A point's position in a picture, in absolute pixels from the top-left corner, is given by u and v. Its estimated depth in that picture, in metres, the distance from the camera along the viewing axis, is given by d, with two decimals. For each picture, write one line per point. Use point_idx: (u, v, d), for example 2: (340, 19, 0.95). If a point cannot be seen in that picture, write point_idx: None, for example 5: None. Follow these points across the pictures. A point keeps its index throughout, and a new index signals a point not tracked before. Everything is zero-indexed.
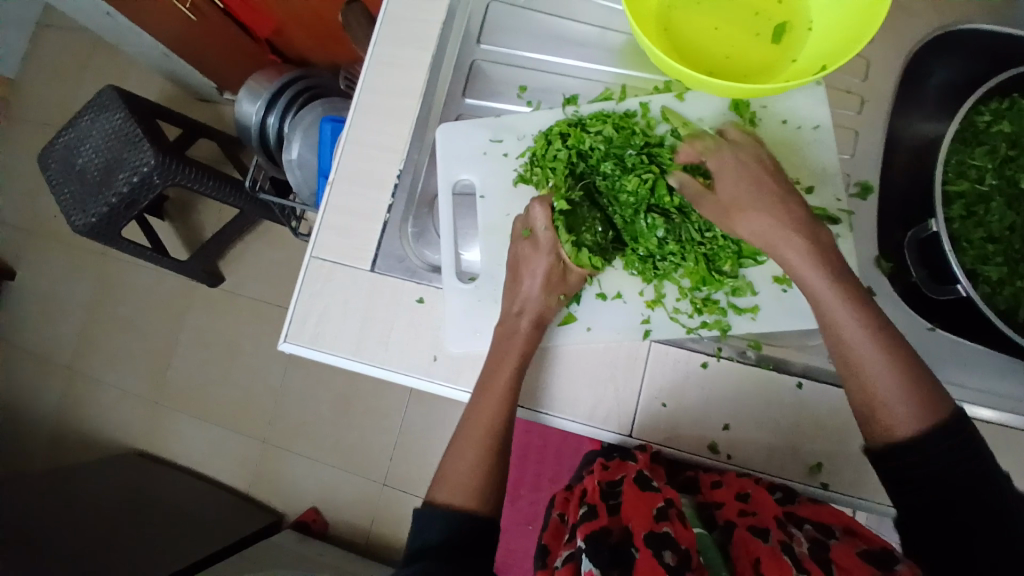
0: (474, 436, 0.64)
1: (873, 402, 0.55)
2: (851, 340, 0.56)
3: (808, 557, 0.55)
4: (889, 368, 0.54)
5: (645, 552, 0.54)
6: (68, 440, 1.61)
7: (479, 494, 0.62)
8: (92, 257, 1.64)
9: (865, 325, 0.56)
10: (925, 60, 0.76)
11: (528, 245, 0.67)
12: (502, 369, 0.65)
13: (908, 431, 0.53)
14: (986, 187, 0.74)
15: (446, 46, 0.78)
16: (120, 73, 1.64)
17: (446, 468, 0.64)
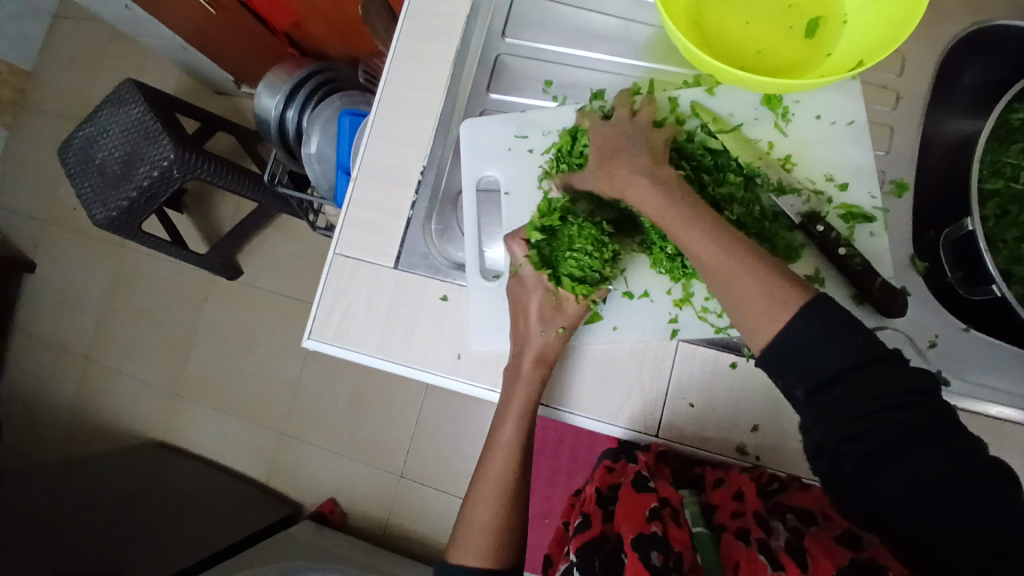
0: (489, 489, 0.65)
1: (741, 307, 0.54)
2: (697, 252, 0.56)
3: (784, 549, 0.52)
4: (735, 266, 0.54)
5: (632, 555, 0.55)
6: (88, 429, 1.63)
7: (496, 550, 0.63)
8: (110, 249, 1.65)
9: (701, 232, 0.56)
10: (962, 56, 0.74)
11: (514, 283, 0.68)
12: (503, 426, 0.66)
13: (776, 326, 0.52)
14: (1021, 185, 0.73)
15: (472, 40, 0.78)
16: (138, 65, 1.64)
17: (463, 525, 0.65)
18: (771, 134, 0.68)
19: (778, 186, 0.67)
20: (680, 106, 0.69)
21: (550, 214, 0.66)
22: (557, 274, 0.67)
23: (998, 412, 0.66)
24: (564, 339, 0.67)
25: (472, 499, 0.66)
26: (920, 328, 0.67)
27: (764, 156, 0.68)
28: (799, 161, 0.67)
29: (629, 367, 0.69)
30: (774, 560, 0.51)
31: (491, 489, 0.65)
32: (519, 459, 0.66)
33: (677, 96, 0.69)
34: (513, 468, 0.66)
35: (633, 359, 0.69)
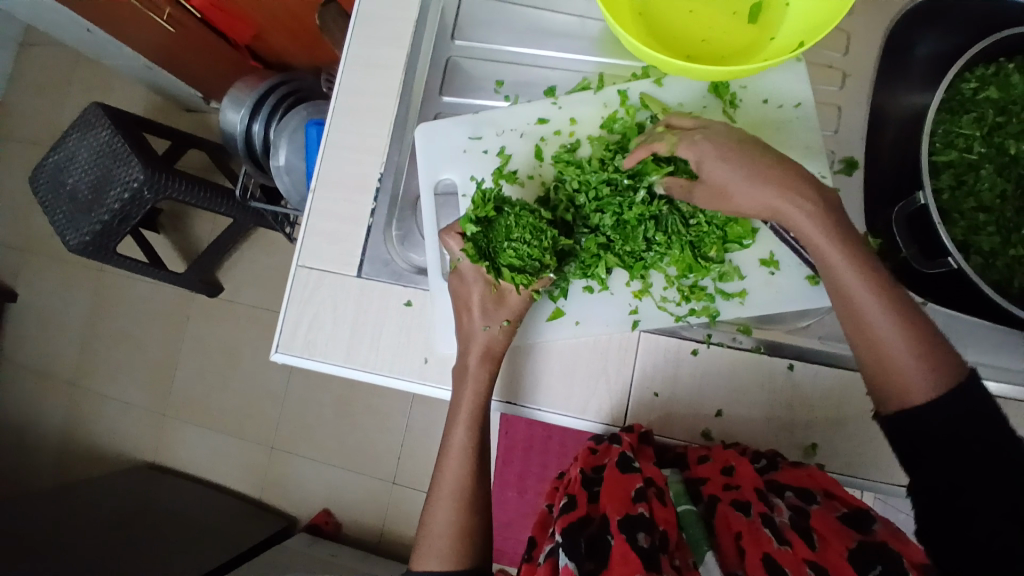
0: (447, 490, 0.65)
1: (887, 368, 0.53)
2: (862, 307, 0.54)
3: (789, 527, 0.54)
4: (900, 330, 0.53)
5: (618, 537, 0.52)
6: (78, 455, 1.63)
7: (461, 553, 0.63)
8: (89, 273, 1.64)
9: (876, 291, 0.54)
10: (908, 30, 0.75)
11: (454, 280, 0.69)
12: (456, 427, 0.67)
13: (923, 391, 0.51)
14: (975, 156, 0.71)
15: (421, 43, 0.77)
16: (104, 87, 1.64)
17: (425, 528, 0.64)
18: (720, 121, 0.69)
19: None
20: (629, 99, 0.70)
21: (484, 205, 0.67)
22: (497, 266, 0.66)
23: None
24: (508, 332, 0.68)
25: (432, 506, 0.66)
26: None
27: None
28: None
29: (562, 367, 0.70)
30: (779, 536, 0.53)
31: (449, 490, 0.65)
32: (474, 461, 0.66)
33: (626, 88, 0.70)
34: (469, 470, 0.66)
35: (570, 356, 0.70)
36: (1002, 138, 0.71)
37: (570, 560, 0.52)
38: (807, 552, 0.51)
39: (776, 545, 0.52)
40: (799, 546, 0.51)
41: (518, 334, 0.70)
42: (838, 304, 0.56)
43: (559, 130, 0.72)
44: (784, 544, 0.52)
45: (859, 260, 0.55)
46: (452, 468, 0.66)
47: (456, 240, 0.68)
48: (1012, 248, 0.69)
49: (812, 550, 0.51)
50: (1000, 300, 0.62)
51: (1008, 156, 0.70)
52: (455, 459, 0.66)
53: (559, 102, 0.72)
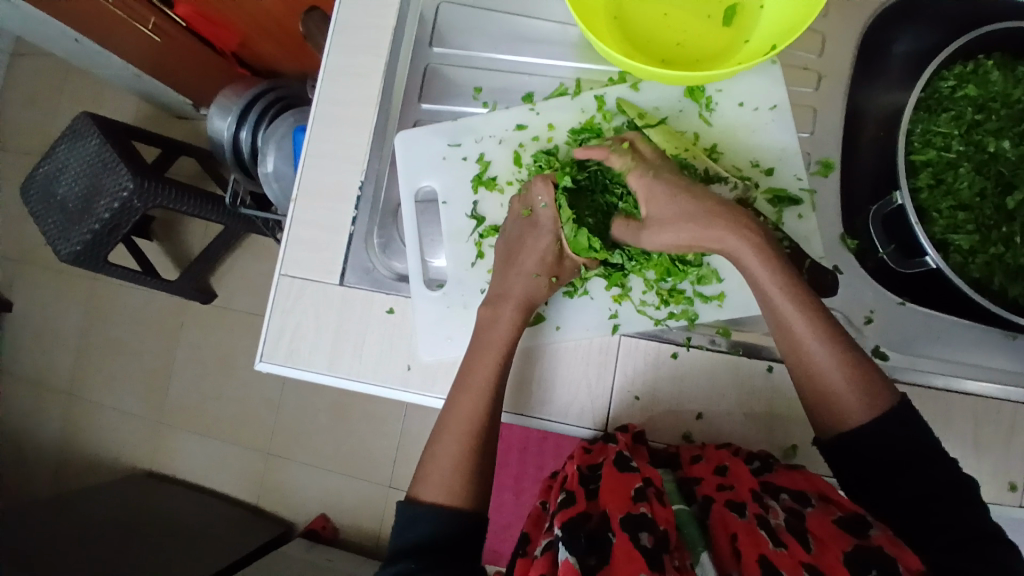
0: (461, 426, 0.63)
1: (825, 394, 0.57)
2: (802, 337, 0.57)
3: (784, 529, 0.54)
4: (839, 362, 0.56)
5: (621, 535, 0.52)
6: (76, 463, 1.63)
7: (464, 488, 0.60)
8: (84, 282, 1.65)
9: (816, 322, 0.57)
10: (885, 29, 0.74)
11: (526, 225, 0.68)
12: (482, 360, 0.65)
13: (858, 418, 0.56)
14: (953, 154, 0.71)
15: (400, 51, 0.78)
16: (96, 97, 1.64)
17: (427, 466, 0.62)
18: (696, 124, 0.69)
19: (705, 175, 0.67)
20: (606, 104, 0.71)
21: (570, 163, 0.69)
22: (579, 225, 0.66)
23: (944, 383, 0.66)
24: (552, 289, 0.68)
25: (437, 443, 0.63)
26: (854, 305, 0.68)
27: (691, 147, 0.68)
28: (725, 150, 0.69)
29: (540, 379, 0.70)
30: (775, 538, 0.53)
31: (461, 425, 0.63)
32: (492, 398, 0.64)
33: (602, 94, 0.71)
34: (487, 403, 0.63)
35: (553, 362, 0.70)
36: (981, 135, 0.70)
37: (571, 554, 0.51)
38: (803, 555, 0.51)
39: (772, 547, 0.52)
40: (795, 548, 0.52)
41: (528, 334, 0.70)
42: (779, 333, 0.59)
43: (537, 137, 0.72)
44: (780, 546, 0.52)
45: (798, 291, 0.58)
46: (471, 399, 0.63)
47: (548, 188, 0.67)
48: (991, 246, 0.68)
49: (808, 552, 0.52)
50: (978, 297, 0.63)
51: (987, 153, 0.70)
52: (474, 396, 0.63)
53: (536, 108, 0.72)
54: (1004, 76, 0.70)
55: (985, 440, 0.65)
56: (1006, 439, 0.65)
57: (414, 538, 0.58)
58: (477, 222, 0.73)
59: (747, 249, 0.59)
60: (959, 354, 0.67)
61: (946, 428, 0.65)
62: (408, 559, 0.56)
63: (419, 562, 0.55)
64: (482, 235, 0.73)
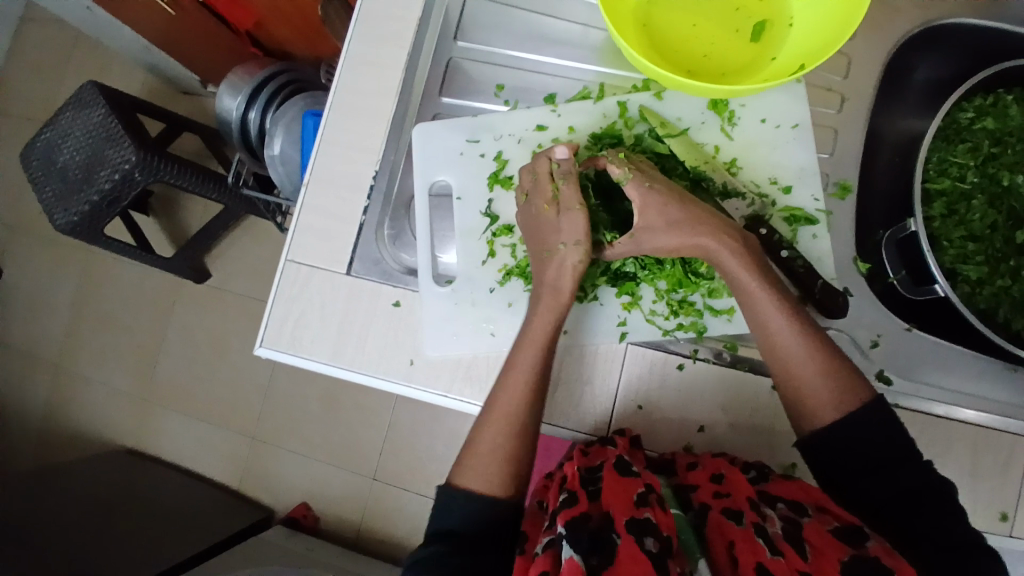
0: (501, 416, 0.62)
1: (801, 392, 0.58)
2: (779, 336, 0.59)
3: (781, 537, 0.53)
4: (813, 360, 0.57)
5: (625, 538, 0.52)
6: (58, 436, 1.61)
7: (506, 481, 0.60)
8: (78, 253, 1.63)
9: (792, 322, 0.58)
10: (909, 56, 0.75)
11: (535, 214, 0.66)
12: (524, 351, 0.63)
13: (831, 416, 0.57)
14: (967, 185, 0.71)
15: (424, 42, 0.77)
16: (103, 68, 1.62)
17: (469, 452, 0.62)
18: (717, 137, 0.69)
19: (723, 189, 0.68)
20: (628, 111, 0.71)
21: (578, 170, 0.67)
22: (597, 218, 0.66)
23: (945, 411, 0.66)
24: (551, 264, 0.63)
25: (480, 431, 0.62)
26: (861, 329, 0.68)
27: (711, 160, 0.68)
28: (745, 165, 0.69)
29: None
30: (773, 546, 0.52)
31: (503, 415, 0.62)
32: (535, 390, 0.62)
33: (625, 100, 0.71)
34: (528, 394, 0.62)
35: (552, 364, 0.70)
36: (997, 168, 0.71)
37: (575, 552, 0.50)
38: (799, 563, 0.50)
39: (769, 554, 0.51)
40: (791, 556, 0.51)
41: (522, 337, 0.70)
42: (757, 333, 0.60)
43: (557, 138, 0.72)
44: (777, 555, 0.51)
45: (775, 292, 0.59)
46: (514, 389, 0.62)
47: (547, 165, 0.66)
48: (1000, 279, 0.69)
49: (804, 559, 0.51)
50: (985, 328, 0.63)
51: (1001, 187, 0.70)
52: (518, 385, 0.62)
53: (558, 109, 0.72)
54: (1022, 111, 0.70)
55: (983, 471, 0.65)
56: (1004, 470, 0.65)
57: (447, 526, 0.59)
58: (490, 221, 0.72)
59: (731, 252, 0.59)
60: (961, 383, 0.67)
61: (946, 456, 0.65)
62: (441, 543, 0.57)
63: (450, 547, 0.56)
64: (495, 233, 0.72)
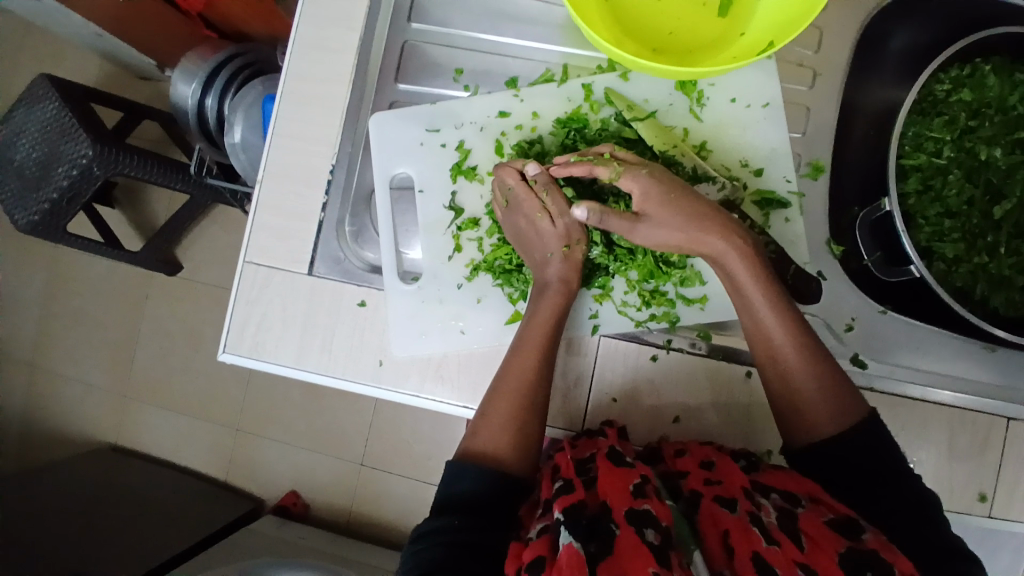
0: (511, 387, 0.59)
1: (796, 403, 0.57)
2: (778, 342, 0.57)
3: (777, 528, 0.50)
4: (810, 371, 0.57)
5: (625, 529, 0.48)
6: (38, 436, 1.59)
7: (517, 449, 0.57)
8: (44, 248, 1.58)
9: (789, 328, 0.57)
10: (884, 24, 0.71)
11: (517, 218, 0.64)
12: (535, 322, 0.62)
13: (826, 430, 0.56)
14: (944, 160, 0.69)
15: (376, 25, 0.73)
16: (55, 54, 1.54)
17: (480, 422, 0.59)
18: (686, 119, 0.67)
19: (693, 173, 0.65)
20: (593, 94, 0.68)
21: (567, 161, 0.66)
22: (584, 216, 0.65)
23: (919, 393, 0.66)
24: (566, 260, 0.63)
25: (491, 402, 0.60)
26: (835, 312, 0.67)
27: (680, 143, 0.66)
28: (715, 148, 0.67)
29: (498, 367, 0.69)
30: (768, 535, 0.49)
31: (514, 385, 0.59)
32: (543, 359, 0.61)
33: (590, 82, 0.68)
34: (536, 363, 0.60)
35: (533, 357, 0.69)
36: (973, 142, 0.69)
37: (573, 539, 0.47)
38: (796, 554, 0.48)
39: (765, 544, 0.48)
40: (788, 547, 0.48)
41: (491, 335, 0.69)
42: (753, 337, 0.59)
43: (521, 125, 0.69)
44: (772, 544, 0.49)
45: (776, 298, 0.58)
46: (526, 356, 0.60)
47: (515, 175, 0.64)
48: (976, 256, 0.67)
49: (801, 551, 0.48)
50: (961, 309, 0.61)
51: (978, 160, 0.68)
52: (528, 354, 0.61)
53: (520, 94, 0.69)
54: (1000, 81, 0.68)
55: (959, 451, 0.65)
56: (980, 449, 0.65)
57: (457, 492, 0.55)
58: (455, 214, 0.70)
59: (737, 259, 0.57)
60: (936, 364, 0.67)
61: (921, 437, 0.65)
62: (452, 513, 0.53)
63: (463, 519, 0.53)
64: (460, 227, 0.70)
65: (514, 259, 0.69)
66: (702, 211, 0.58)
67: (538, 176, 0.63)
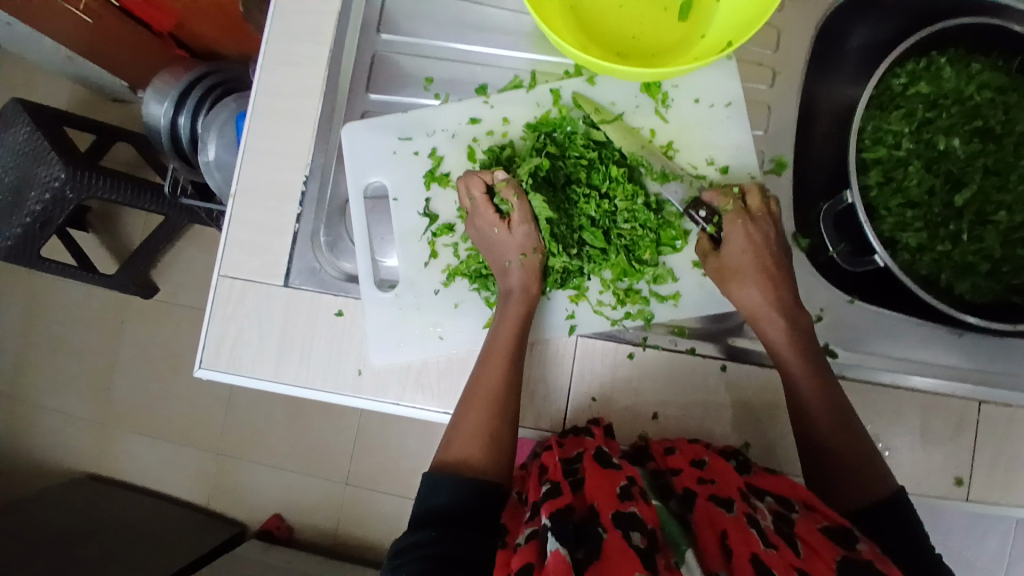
0: (482, 395, 0.60)
1: (828, 462, 0.59)
2: (807, 399, 0.60)
3: (774, 531, 0.51)
4: (834, 434, 0.59)
5: (612, 532, 0.48)
6: (15, 469, 1.55)
7: (489, 453, 0.58)
8: (17, 277, 1.55)
9: (816, 388, 0.60)
10: (840, 23, 0.74)
11: (479, 224, 0.66)
12: (503, 329, 0.63)
13: (854, 496, 0.57)
14: (903, 152, 0.71)
15: (346, 36, 0.74)
16: (25, 79, 1.53)
17: (453, 430, 0.59)
18: (652, 121, 0.68)
19: (661, 173, 0.66)
20: (561, 99, 0.69)
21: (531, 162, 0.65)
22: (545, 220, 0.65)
23: (891, 378, 0.67)
24: (528, 266, 0.65)
25: (464, 408, 0.60)
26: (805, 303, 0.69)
27: (648, 144, 0.67)
28: (681, 148, 0.68)
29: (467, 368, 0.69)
30: (766, 538, 0.49)
31: (485, 394, 0.60)
32: (511, 361, 0.61)
33: (558, 88, 0.69)
34: (505, 367, 0.61)
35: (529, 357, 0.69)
36: (932, 133, 0.70)
37: (560, 545, 0.47)
38: (794, 558, 0.48)
39: (763, 547, 0.48)
40: (785, 551, 0.48)
41: (468, 340, 0.69)
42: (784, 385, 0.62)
43: (491, 131, 0.70)
44: (770, 547, 0.48)
45: (812, 362, 0.61)
46: (495, 362, 0.61)
47: (481, 186, 0.65)
48: (939, 244, 0.69)
49: (798, 556, 0.48)
50: (924, 295, 0.63)
51: (937, 151, 0.70)
52: (495, 364, 0.61)
53: (490, 101, 0.70)
54: (956, 73, 0.71)
55: (934, 436, 0.66)
56: (955, 433, 0.66)
57: (434, 505, 0.54)
58: (430, 221, 0.70)
59: (778, 330, 0.62)
60: (906, 351, 0.68)
61: (897, 423, 0.66)
62: (430, 526, 0.53)
63: (441, 531, 0.52)
64: (435, 233, 0.70)
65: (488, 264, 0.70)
66: (762, 275, 0.63)
67: (506, 180, 0.65)
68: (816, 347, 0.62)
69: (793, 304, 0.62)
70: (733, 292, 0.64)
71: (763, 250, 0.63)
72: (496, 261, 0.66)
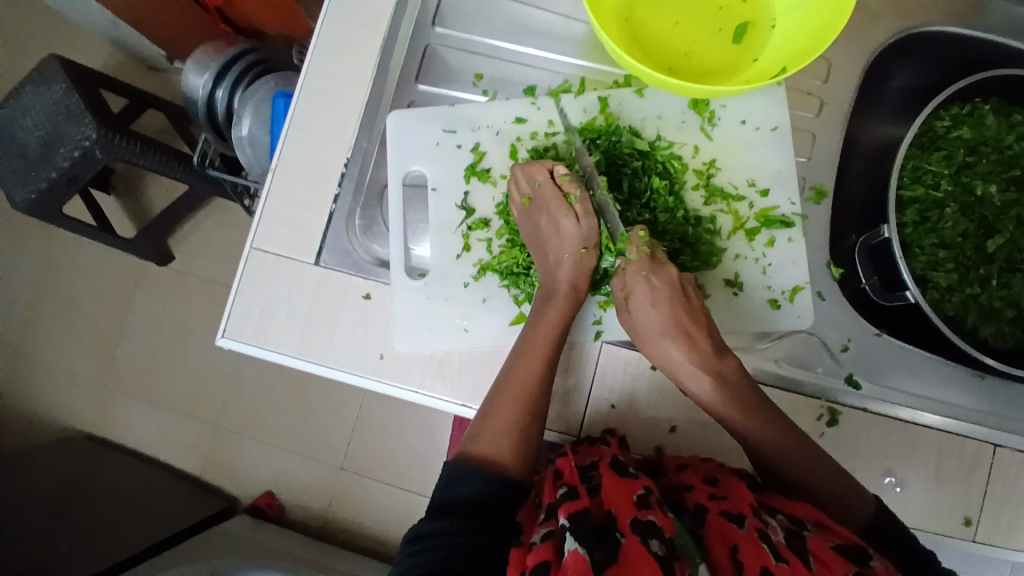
0: (512, 393, 0.60)
1: (848, 489, 0.59)
2: (767, 448, 0.60)
3: (786, 546, 0.51)
4: (830, 472, 0.59)
5: (631, 537, 0.48)
6: (12, 421, 1.55)
7: (516, 453, 0.58)
8: (35, 232, 1.56)
9: (773, 438, 0.59)
10: (888, 61, 0.75)
11: (542, 215, 0.65)
12: (541, 328, 0.62)
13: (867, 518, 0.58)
14: (941, 193, 0.71)
15: (401, 26, 0.74)
16: (64, 37, 1.54)
17: (482, 423, 0.59)
18: (697, 138, 0.69)
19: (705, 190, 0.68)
20: (609, 107, 0.70)
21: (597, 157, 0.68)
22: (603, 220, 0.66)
23: (910, 415, 0.67)
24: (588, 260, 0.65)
25: (493, 403, 0.60)
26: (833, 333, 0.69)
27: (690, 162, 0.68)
28: (723, 166, 0.69)
29: (489, 363, 0.70)
30: (777, 552, 0.49)
31: (517, 391, 0.60)
32: (548, 361, 0.61)
33: (606, 96, 0.70)
34: (545, 363, 0.61)
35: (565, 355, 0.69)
36: (970, 177, 0.71)
37: (579, 545, 0.47)
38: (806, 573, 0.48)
39: (774, 561, 0.48)
40: (796, 564, 0.48)
41: (493, 336, 0.70)
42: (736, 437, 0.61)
43: (536, 132, 0.71)
44: (781, 561, 0.49)
45: (746, 417, 0.59)
46: (535, 357, 0.61)
47: (545, 172, 0.66)
48: (968, 286, 0.70)
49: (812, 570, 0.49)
50: (952, 336, 0.64)
51: (973, 196, 0.71)
52: (530, 357, 0.61)
53: (537, 102, 0.70)
54: (998, 122, 0.71)
55: (947, 475, 0.66)
56: (966, 473, 0.66)
57: (456, 495, 0.55)
58: (466, 214, 0.71)
59: (702, 391, 0.60)
60: (927, 388, 0.68)
61: (910, 459, 0.66)
62: (452, 516, 0.53)
63: (463, 522, 0.53)
64: (471, 227, 0.71)
65: (521, 263, 0.71)
66: (674, 331, 0.61)
67: (568, 175, 0.66)
68: (753, 398, 0.60)
69: (720, 355, 0.61)
70: (648, 353, 0.63)
71: (672, 302, 0.61)
72: (547, 254, 0.65)
